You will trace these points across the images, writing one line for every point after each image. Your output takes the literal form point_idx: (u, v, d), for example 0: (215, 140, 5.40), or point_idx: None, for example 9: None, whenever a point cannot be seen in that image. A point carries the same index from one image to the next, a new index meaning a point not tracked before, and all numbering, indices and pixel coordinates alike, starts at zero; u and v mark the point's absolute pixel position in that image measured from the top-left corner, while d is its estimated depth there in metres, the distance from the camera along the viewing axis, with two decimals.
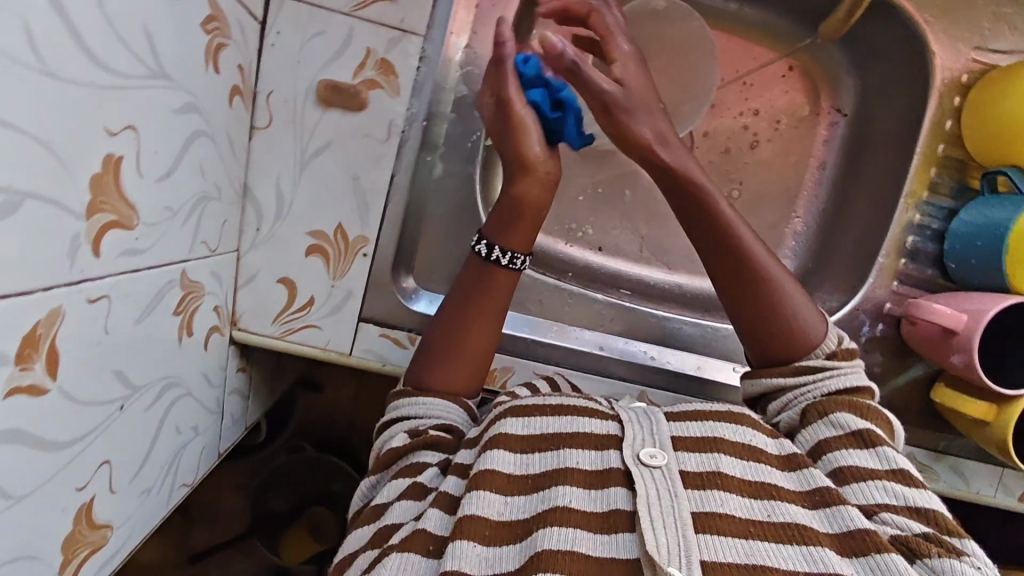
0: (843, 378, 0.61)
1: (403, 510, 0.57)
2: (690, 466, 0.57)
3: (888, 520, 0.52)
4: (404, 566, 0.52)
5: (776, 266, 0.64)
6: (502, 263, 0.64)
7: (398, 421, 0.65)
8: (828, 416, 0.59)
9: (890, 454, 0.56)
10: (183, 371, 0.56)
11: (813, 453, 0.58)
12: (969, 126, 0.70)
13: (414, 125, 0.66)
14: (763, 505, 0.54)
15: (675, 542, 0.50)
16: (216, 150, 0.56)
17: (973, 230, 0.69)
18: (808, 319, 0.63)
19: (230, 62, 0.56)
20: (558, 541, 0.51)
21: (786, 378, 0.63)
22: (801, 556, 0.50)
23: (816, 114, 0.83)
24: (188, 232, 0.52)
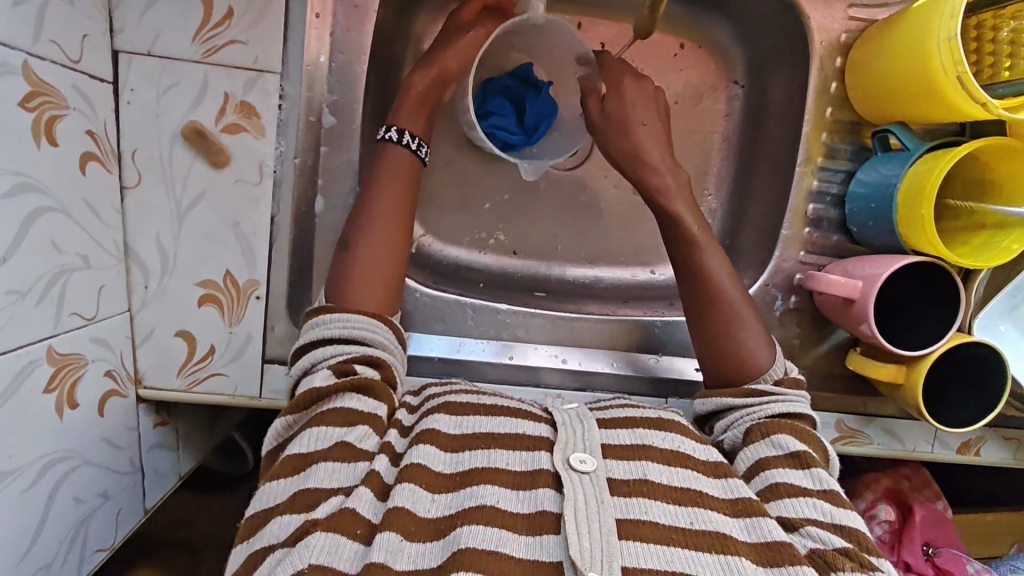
0: (790, 404, 0.60)
1: (329, 472, 0.51)
2: (617, 472, 0.52)
3: (809, 535, 0.50)
4: (331, 547, 0.46)
5: (727, 283, 0.65)
6: (409, 145, 0.65)
7: (321, 349, 0.58)
8: (769, 437, 0.57)
9: (824, 475, 0.53)
10: (74, 441, 0.57)
11: (751, 470, 0.56)
12: (852, 87, 0.70)
13: (286, 164, 0.66)
14: (689, 513, 0.49)
15: (598, 546, 0.45)
16: (73, 221, 0.56)
17: (868, 191, 0.69)
18: (754, 342, 0.64)
19: (74, 131, 0.55)
20: (481, 539, 0.46)
21: (738, 399, 0.61)
22: (718, 565, 0.46)
23: (713, 89, 0.81)
24: (48, 309, 0.53)
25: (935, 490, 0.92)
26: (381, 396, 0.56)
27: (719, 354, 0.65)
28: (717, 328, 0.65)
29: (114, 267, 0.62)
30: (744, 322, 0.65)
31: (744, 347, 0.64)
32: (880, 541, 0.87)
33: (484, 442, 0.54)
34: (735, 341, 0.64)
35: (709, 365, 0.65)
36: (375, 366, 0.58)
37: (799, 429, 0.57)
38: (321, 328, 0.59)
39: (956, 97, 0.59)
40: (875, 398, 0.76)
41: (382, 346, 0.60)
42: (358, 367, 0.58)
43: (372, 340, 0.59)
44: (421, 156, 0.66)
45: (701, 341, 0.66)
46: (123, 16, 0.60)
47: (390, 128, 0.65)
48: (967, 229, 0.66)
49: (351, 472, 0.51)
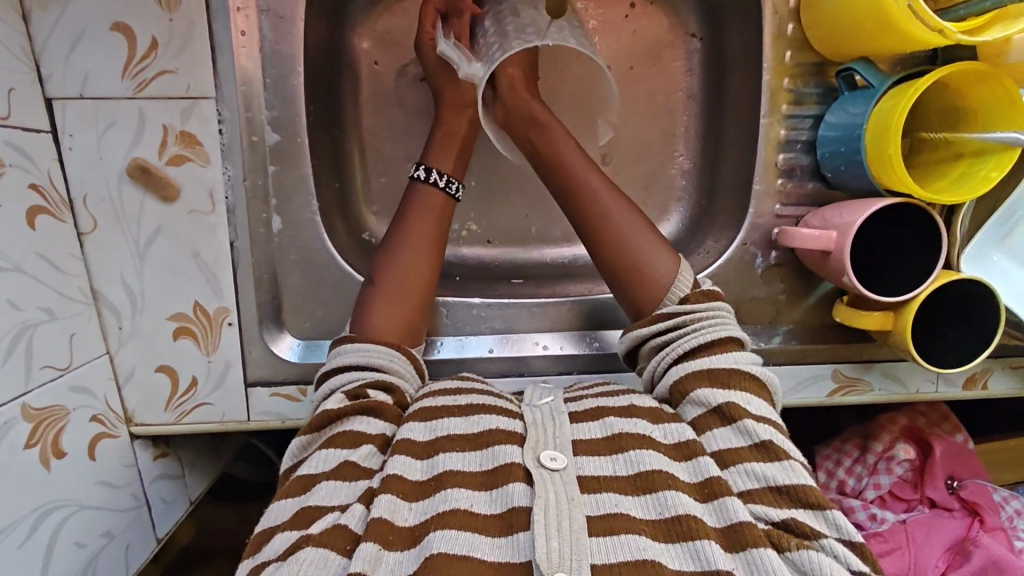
0: (700, 335, 0.59)
1: (330, 490, 0.51)
2: (588, 469, 0.51)
3: (750, 513, 0.48)
4: (319, 562, 0.45)
5: (612, 200, 0.65)
6: (439, 184, 0.68)
7: (336, 378, 0.60)
8: (688, 395, 0.56)
9: (753, 428, 0.52)
10: (68, 488, 0.58)
11: (685, 436, 0.56)
12: (809, 27, 0.66)
13: (236, 188, 0.65)
14: (654, 500, 0.49)
15: (567, 545, 0.45)
16: (30, 277, 0.56)
17: (836, 134, 0.66)
18: (649, 258, 0.63)
19: (15, 188, 0.55)
20: (455, 545, 0.45)
21: (644, 330, 0.62)
22: (685, 555, 0.45)
23: (670, 45, 0.77)
24: (17, 368, 0.54)
25: (953, 423, 0.88)
26: (389, 417, 0.57)
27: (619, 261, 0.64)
28: (615, 251, 0.65)
29: (83, 313, 0.63)
30: (642, 242, 0.64)
31: (642, 261, 0.63)
32: (902, 480, 0.84)
33: (462, 446, 0.54)
34: (635, 260, 0.64)
35: (618, 291, 0.65)
36: (387, 392, 0.60)
37: (725, 374, 0.56)
38: (343, 356, 0.61)
39: (912, 25, 0.56)
40: (870, 344, 0.74)
41: (399, 376, 0.62)
42: (370, 391, 0.59)
43: (382, 364, 0.61)
44: (452, 194, 0.69)
45: (606, 269, 0.66)
46: (49, 62, 0.59)
47: (419, 167, 0.68)
48: (945, 161, 0.63)
49: (350, 490, 0.52)
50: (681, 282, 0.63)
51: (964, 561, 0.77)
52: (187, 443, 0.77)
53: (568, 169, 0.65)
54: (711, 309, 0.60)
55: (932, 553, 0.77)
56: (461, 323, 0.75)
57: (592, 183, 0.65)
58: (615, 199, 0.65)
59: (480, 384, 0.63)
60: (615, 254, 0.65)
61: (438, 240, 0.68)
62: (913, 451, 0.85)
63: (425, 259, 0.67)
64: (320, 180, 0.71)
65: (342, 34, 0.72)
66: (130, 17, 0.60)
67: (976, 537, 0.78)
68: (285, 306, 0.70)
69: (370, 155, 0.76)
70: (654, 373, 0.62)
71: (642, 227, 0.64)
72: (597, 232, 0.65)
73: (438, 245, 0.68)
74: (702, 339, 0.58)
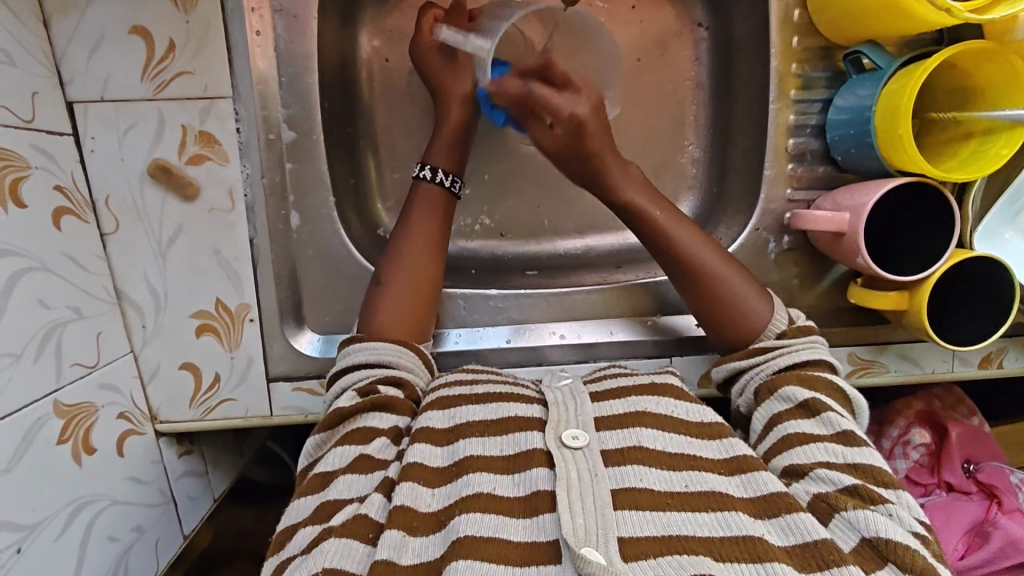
0: (799, 353, 0.60)
1: (347, 484, 0.52)
2: (611, 443, 0.52)
3: (819, 477, 0.50)
4: (342, 551, 0.46)
5: (705, 247, 0.65)
6: (444, 184, 0.69)
7: (349, 374, 0.61)
8: (777, 391, 0.57)
9: (836, 419, 0.53)
10: (100, 483, 0.59)
11: (765, 427, 0.57)
12: (816, 11, 0.67)
13: (254, 186, 0.66)
14: (681, 475, 0.50)
15: (593, 521, 0.45)
16: (58, 276, 0.57)
17: (846, 117, 0.66)
18: (746, 298, 0.64)
19: (41, 190, 0.57)
20: (480, 528, 0.46)
21: (745, 360, 0.61)
22: (714, 522, 0.46)
23: (677, 35, 0.78)
24: (48, 365, 0.55)
25: (968, 405, 0.87)
26: (401, 411, 0.58)
27: (714, 300, 0.64)
28: (707, 289, 0.64)
29: (108, 312, 0.64)
30: (737, 284, 0.64)
31: (738, 300, 0.64)
32: (917, 464, 0.84)
33: (479, 431, 0.54)
34: (727, 302, 0.64)
35: (710, 327, 0.65)
36: (397, 386, 0.60)
37: (819, 382, 0.57)
38: (351, 356, 0.62)
39: (919, 8, 0.57)
40: (885, 326, 0.74)
41: (409, 368, 0.62)
42: (381, 386, 0.59)
43: (391, 360, 0.61)
44: (453, 190, 0.70)
45: (696, 308, 0.66)
46: (70, 66, 0.61)
47: (424, 166, 0.69)
48: (954, 140, 0.63)
49: (366, 481, 0.52)
50: (778, 318, 0.63)
51: (983, 543, 0.75)
52: (211, 440, 0.78)
53: (657, 226, 0.65)
54: (809, 340, 0.61)
55: (950, 535, 0.76)
56: (478, 315, 0.76)
57: (680, 234, 0.65)
58: (708, 250, 0.65)
59: (492, 373, 0.64)
60: (709, 293, 0.64)
61: (441, 232, 0.69)
62: (928, 434, 0.85)
63: (425, 249, 0.67)
64: (335, 177, 0.72)
65: (353, 33, 0.73)
66: (149, 20, 0.61)
67: (995, 519, 0.77)
68: (304, 302, 0.71)
69: (383, 152, 0.77)
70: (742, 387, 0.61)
71: (736, 273, 0.64)
72: (692, 275, 0.65)
73: (438, 235, 0.68)
74: (802, 356, 0.60)
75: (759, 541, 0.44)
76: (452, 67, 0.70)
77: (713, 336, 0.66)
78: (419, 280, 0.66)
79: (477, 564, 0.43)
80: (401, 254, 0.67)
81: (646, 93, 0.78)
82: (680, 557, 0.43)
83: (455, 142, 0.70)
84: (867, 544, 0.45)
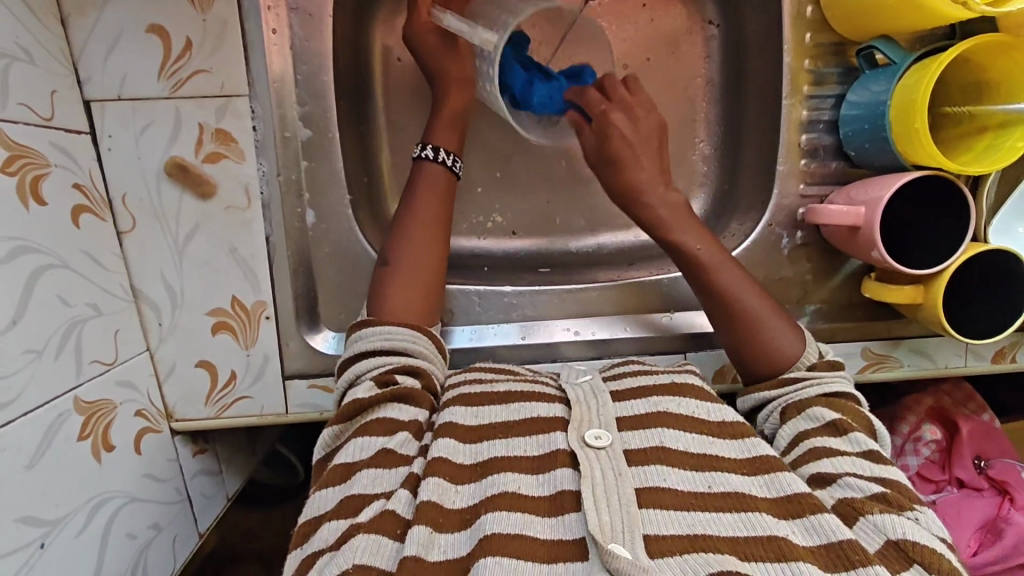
0: (828, 384, 0.60)
1: (372, 479, 0.52)
2: (634, 444, 0.52)
3: (847, 485, 0.50)
4: (372, 548, 0.46)
5: (742, 278, 0.66)
6: (446, 165, 0.69)
7: (362, 363, 0.61)
8: (807, 412, 0.58)
9: (861, 439, 0.54)
10: (119, 480, 0.60)
11: (791, 442, 0.57)
12: (829, 8, 0.67)
13: (270, 184, 0.66)
14: (703, 475, 0.50)
15: (619, 518, 0.46)
16: (77, 273, 0.58)
17: (860, 112, 0.67)
18: (778, 331, 0.64)
19: (60, 188, 0.57)
20: (506, 525, 0.46)
21: (774, 391, 0.61)
22: (739, 523, 0.46)
23: (688, 33, 0.78)
24: (69, 362, 0.55)
25: (978, 401, 0.87)
26: (422, 404, 0.58)
27: (746, 330, 0.64)
28: (739, 319, 0.65)
29: (125, 310, 0.64)
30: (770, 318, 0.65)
31: (769, 333, 0.64)
32: (929, 462, 0.83)
33: (503, 432, 0.55)
34: (758, 333, 0.64)
35: (739, 356, 0.65)
36: (414, 375, 0.60)
37: (847, 408, 0.58)
38: (363, 341, 0.61)
39: (939, 5, 0.58)
40: (899, 321, 0.74)
41: (422, 355, 0.62)
42: (398, 377, 0.59)
43: (406, 345, 0.61)
44: (455, 171, 0.70)
45: (730, 339, 0.66)
46: (88, 65, 0.61)
47: (425, 146, 0.69)
48: (969, 134, 0.64)
49: (392, 478, 0.52)
50: (809, 352, 0.63)
51: (996, 539, 0.76)
52: (225, 439, 0.78)
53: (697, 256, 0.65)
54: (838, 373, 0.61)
55: (961, 532, 0.76)
56: (491, 312, 0.76)
57: (721, 266, 0.65)
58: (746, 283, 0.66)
59: (511, 370, 0.64)
60: (740, 324, 0.65)
61: (444, 215, 0.68)
62: (939, 431, 0.85)
63: (431, 236, 0.67)
64: (349, 175, 0.72)
65: (366, 32, 0.73)
66: (165, 18, 0.61)
67: (1010, 516, 0.77)
68: (319, 300, 0.71)
69: (396, 150, 0.77)
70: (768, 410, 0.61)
71: (768, 307, 0.65)
72: (729, 307, 0.65)
73: (441, 228, 0.68)
74: (833, 386, 0.60)
75: (784, 540, 0.45)
76: (452, 53, 0.68)
77: (742, 367, 0.66)
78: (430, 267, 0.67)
79: (505, 560, 0.43)
80: (405, 238, 0.67)
81: (657, 90, 0.78)
82: (707, 554, 0.44)
83: (455, 124, 0.70)
84: (894, 544, 0.45)
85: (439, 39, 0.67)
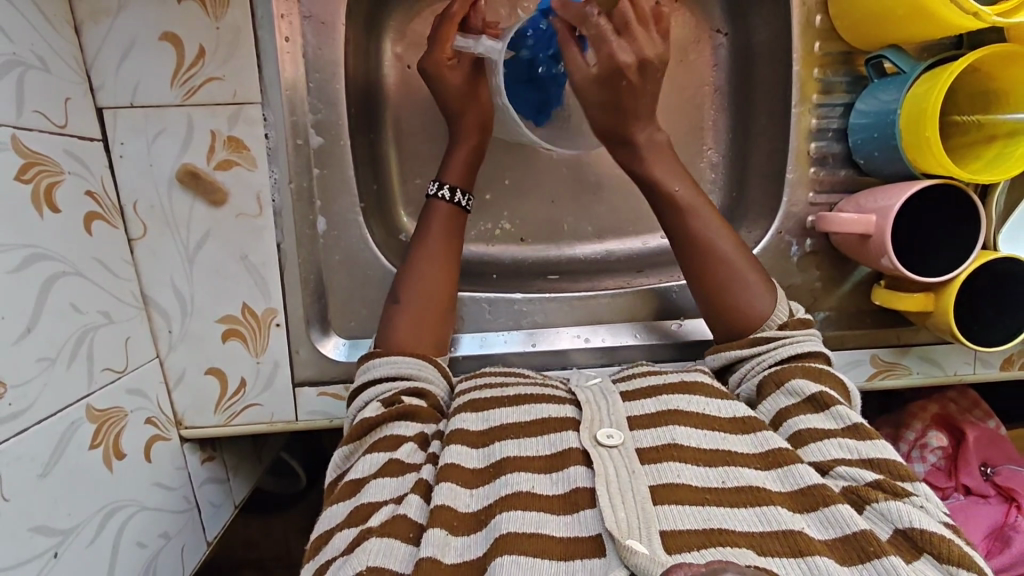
0: (798, 345, 0.60)
1: (380, 487, 0.52)
2: (646, 441, 0.52)
3: (842, 475, 0.50)
4: (385, 550, 0.46)
5: (723, 234, 0.65)
6: (461, 203, 0.70)
7: (368, 389, 0.61)
8: (784, 384, 0.57)
9: (845, 412, 0.53)
10: (130, 488, 0.59)
11: (775, 420, 0.56)
12: (838, 17, 0.68)
13: (281, 192, 0.66)
14: (717, 471, 0.50)
15: (634, 515, 0.45)
16: (89, 281, 0.58)
17: (869, 121, 0.67)
18: (754, 291, 0.63)
19: (73, 195, 0.57)
20: (523, 523, 0.46)
21: (746, 351, 0.61)
22: (755, 517, 0.46)
23: (696, 42, 0.78)
24: (81, 370, 0.55)
25: (984, 408, 0.87)
26: (425, 419, 0.58)
27: (717, 283, 0.65)
28: (710, 274, 0.65)
29: (136, 317, 0.64)
30: (748, 277, 0.64)
31: (737, 285, 0.64)
32: (934, 469, 0.84)
33: (515, 432, 0.54)
34: (732, 292, 0.64)
35: (710, 313, 0.66)
36: (420, 397, 0.60)
37: (822, 374, 0.57)
38: (370, 370, 0.61)
39: (945, 11, 0.58)
40: (908, 328, 0.74)
41: (429, 380, 0.62)
42: (403, 397, 0.59)
43: (412, 372, 0.61)
44: (464, 206, 0.70)
45: (705, 299, 0.66)
46: (101, 73, 0.61)
47: (441, 185, 0.69)
48: (978, 143, 0.64)
49: (399, 484, 0.52)
50: (779, 311, 0.63)
51: (1005, 547, 0.76)
52: (233, 447, 0.78)
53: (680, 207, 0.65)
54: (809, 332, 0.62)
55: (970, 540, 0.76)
56: (500, 318, 0.76)
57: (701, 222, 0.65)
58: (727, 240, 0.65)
59: (522, 375, 0.64)
60: (712, 279, 0.65)
61: (454, 247, 0.69)
62: (945, 437, 0.85)
63: (443, 271, 0.67)
64: (360, 181, 0.72)
65: (376, 40, 0.74)
66: (179, 27, 0.61)
67: (1016, 522, 0.77)
68: (329, 307, 0.71)
69: (405, 157, 0.77)
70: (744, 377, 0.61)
71: (746, 265, 0.65)
72: (705, 264, 0.65)
73: (453, 262, 0.68)
74: (803, 346, 0.60)
75: (800, 535, 0.44)
76: (474, 93, 0.69)
77: (714, 327, 0.66)
78: (435, 296, 0.66)
79: (522, 559, 0.43)
80: (416, 274, 0.67)
81: (666, 98, 0.79)
82: (724, 548, 0.43)
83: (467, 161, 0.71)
84: (901, 535, 0.45)
85: (463, 78, 0.69)
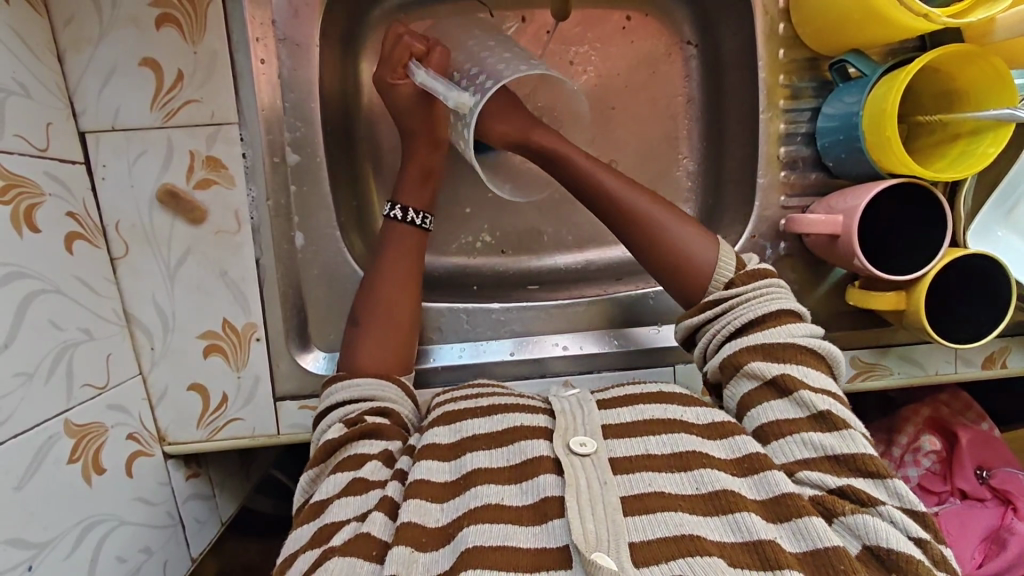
0: (750, 306, 0.59)
1: (343, 506, 0.52)
2: (620, 451, 0.52)
3: (807, 481, 0.49)
4: (348, 568, 0.46)
5: (635, 193, 0.65)
6: (416, 223, 0.70)
7: (332, 413, 0.61)
8: (743, 368, 0.56)
9: (809, 399, 0.52)
10: (111, 501, 0.60)
11: (738, 411, 0.56)
12: (800, 26, 0.69)
13: (260, 208, 0.68)
14: (692, 477, 0.50)
15: (605, 527, 0.45)
16: (70, 299, 0.59)
17: (836, 123, 0.68)
18: (690, 245, 0.63)
19: (54, 215, 0.58)
20: (488, 537, 0.46)
21: (699, 318, 0.61)
22: (727, 527, 0.46)
23: (667, 54, 0.80)
24: (60, 385, 0.56)
25: (977, 410, 0.84)
26: (390, 435, 0.59)
27: (656, 247, 0.64)
28: (652, 242, 0.65)
29: (117, 335, 0.65)
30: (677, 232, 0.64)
31: (685, 254, 0.63)
32: (927, 475, 0.81)
33: (485, 443, 0.54)
34: (674, 251, 0.64)
35: (669, 287, 0.65)
36: (381, 415, 0.60)
37: (787, 348, 0.55)
38: (333, 395, 0.62)
39: (898, 14, 0.59)
40: (885, 328, 0.74)
41: (391, 400, 0.63)
42: (368, 417, 0.60)
43: (370, 395, 0.62)
44: (425, 228, 0.71)
45: (651, 264, 0.65)
46: (82, 98, 0.63)
47: (394, 206, 0.70)
48: (942, 143, 0.65)
49: (362, 502, 0.52)
50: (723, 263, 0.62)
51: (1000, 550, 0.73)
52: (219, 463, 0.78)
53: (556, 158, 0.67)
54: (759, 286, 0.60)
55: (963, 541, 0.74)
56: (480, 327, 0.77)
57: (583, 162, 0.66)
58: (641, 196, 0.65)
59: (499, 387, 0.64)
60: (654, 248, 0.65)
61: (415, 263, 0.69)
62: (939, 441, 0.83)
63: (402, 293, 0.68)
64: (338, 196, 0.74)
65: (354, 59, 0.76)
66: (158, 51, 0.63)
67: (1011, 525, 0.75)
68: (310, 321, 0.72)
69: (385, 171, 0.79)
70: (704, 348, 0.62)
71: (675, 222, 0.64)
72: (630, 225, 0.65)
73: (412, 279, 0.69)
74: (755, 310, 0.58)
75: (769, 544, 0.44)
76: (428, 115, 0.69)
77: (668, 286, 0.65)
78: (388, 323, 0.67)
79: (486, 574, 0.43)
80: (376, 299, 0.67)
81: (641, 108, 0.80)
82: (691, 558, 0.43)
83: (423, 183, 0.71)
84: (867, 551, 0.45)
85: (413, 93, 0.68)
